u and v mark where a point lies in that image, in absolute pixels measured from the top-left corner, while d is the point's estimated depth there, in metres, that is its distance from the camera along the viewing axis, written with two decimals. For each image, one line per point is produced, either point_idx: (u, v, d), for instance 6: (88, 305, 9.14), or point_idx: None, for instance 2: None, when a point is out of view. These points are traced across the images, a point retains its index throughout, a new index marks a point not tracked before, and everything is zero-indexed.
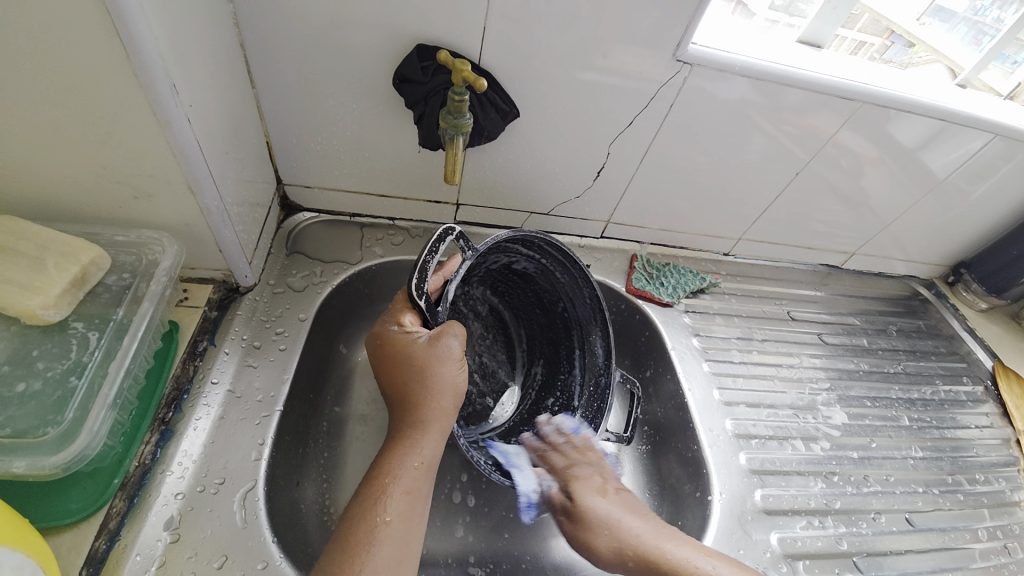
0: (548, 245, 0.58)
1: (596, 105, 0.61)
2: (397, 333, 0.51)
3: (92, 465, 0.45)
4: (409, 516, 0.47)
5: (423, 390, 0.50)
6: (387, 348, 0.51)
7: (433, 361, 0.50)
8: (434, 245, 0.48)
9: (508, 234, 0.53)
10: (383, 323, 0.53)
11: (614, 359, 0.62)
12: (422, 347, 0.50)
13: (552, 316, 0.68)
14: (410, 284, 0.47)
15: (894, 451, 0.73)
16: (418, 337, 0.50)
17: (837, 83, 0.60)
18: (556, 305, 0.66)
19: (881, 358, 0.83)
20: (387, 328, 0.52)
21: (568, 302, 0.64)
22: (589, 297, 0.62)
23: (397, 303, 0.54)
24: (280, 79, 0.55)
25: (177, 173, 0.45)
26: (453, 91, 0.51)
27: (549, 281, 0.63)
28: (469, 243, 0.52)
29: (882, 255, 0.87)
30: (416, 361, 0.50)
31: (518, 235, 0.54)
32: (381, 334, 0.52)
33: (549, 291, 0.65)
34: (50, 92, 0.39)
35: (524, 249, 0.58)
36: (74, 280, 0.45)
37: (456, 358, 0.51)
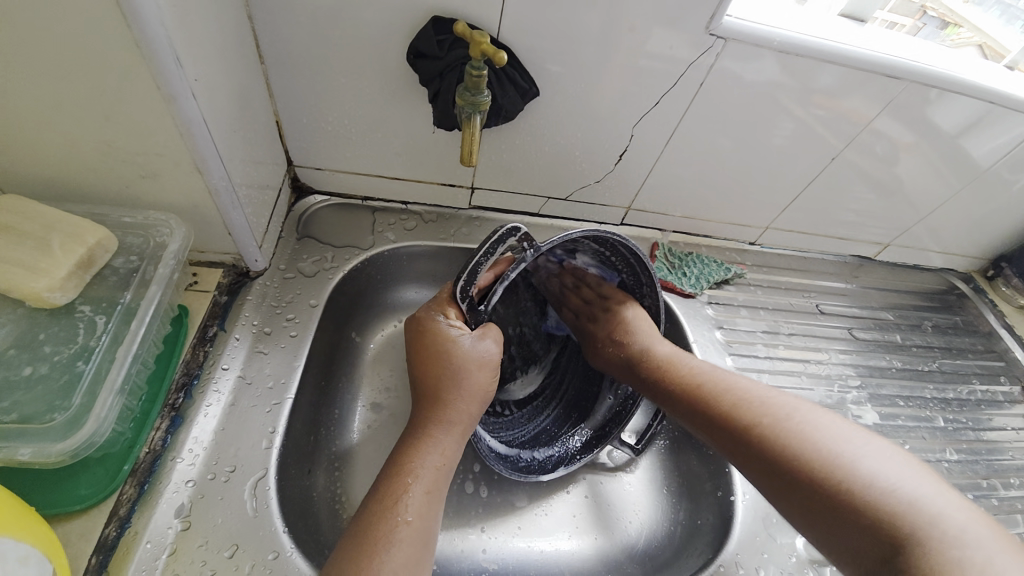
0: (622, 247, 0.55)
1: (620, 84, 0.57)
2: (441, 327, 0.50)
3: (102, 450, 0.45)
4: (428, 517, 0.45)
5: (455, 390, 0.50)
6: (425, 339, 0.51)
7: (471, 361, 0.51)
8: (490, 247, 0.44)
9: (582, 232, 0.49)
10: (427, 312, 0.52)
11: None
12: (464, 347, 0.51)
13: (603, 309, 0.67)
14: (456, 284, 0.47)
15: (927, 454, 0.70)
16: (460, 337, 0.50)
17: (880, 60, 0.56)
18: (610, 300, 0.66)
19: (914, 355, 0.79)
20: (429, 318, 0.51)
21: (625, 296, 0.65)
22: (651, 297, 0.63)
23: (443, 293, 0.52)
24: (290, 55, 0.53)
25: (184, 151, 0.44)
26: (471, 65, 0.49)
27: (612, 274, 0.63)
28: (533, 244, 0.46)
29: (918, 247, 0.83)
30: (454, 359, 0.50)
31: (594, 234, 0.51)
32: (422, 322, 0.51)
33: (608, 282, 0.64)
34: (51, 65, 0.37)
35: (596, 244, 0.56)
36: (80, 262, 0.44)
37: (490, 363, 0.52)
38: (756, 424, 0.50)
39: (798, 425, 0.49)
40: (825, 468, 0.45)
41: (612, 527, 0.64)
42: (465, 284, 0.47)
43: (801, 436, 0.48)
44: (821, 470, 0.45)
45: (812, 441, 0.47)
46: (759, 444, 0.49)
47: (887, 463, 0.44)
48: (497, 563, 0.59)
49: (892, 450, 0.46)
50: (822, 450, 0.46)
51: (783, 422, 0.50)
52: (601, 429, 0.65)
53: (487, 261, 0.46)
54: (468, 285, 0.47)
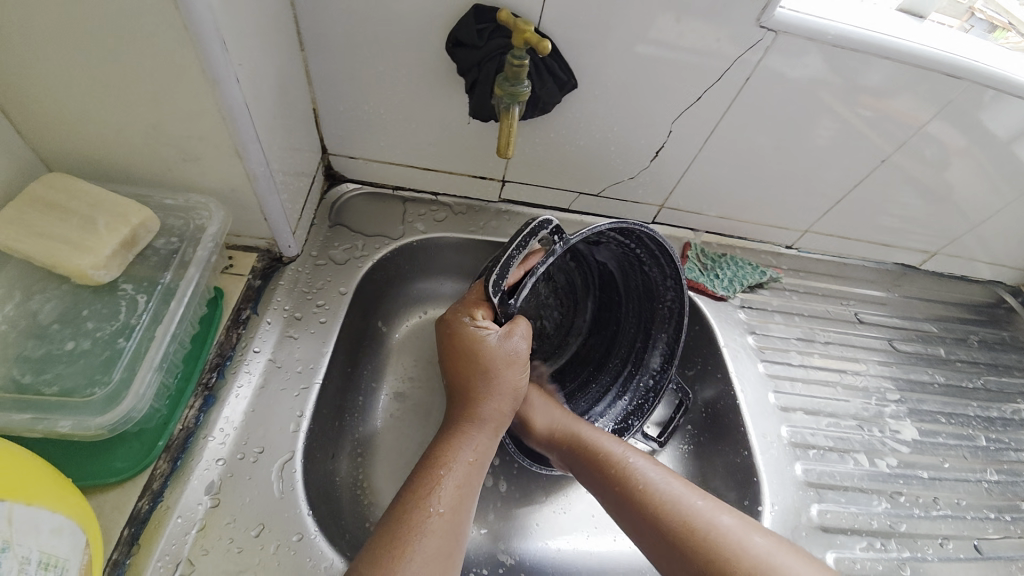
0: (647, 239, 0.52)
1: (661, 79, 0.56)
2: (469, 328, 0.49)
3: (139, 425, 0.46)
4: (460, 511, 0.44)
5: (486, 387, 0.50)
6: (455, 338, 0.50)
7: (501, 362, 0.50)
8: (524, 239, 0.45)
9: (608, 225, 0.47)
10: (456, 312, 0.50)
11: (674, 364, 0.60)
12: (493, 347, 0.49)
13: (628, 301, 0.64)
14: (490, 279, 0.45)
15: (967, 474, 0.67)
16: (490, 337, 0.49)
17: (939, 59, 0.53)
18: (635, 294, 0.63)
19: (957, 371, 0.75)
20: (459, 319, 0.50)
21: (651, 294, 0.61)
22: (675, 297, 0.58)
23: (472, 292, 0.51)
24: (330, 42, 0.53)
25: (225, 135, 0.44)
26: (512, 54, 0.48)
27: (637, 271, 0.60)
28: (564, 237, 0.46)
29: (967, 257, 0.79)
30: (484, 359, 0.49)
31: (620, 227, 0.49)
32: (450, 323, 0.50)
33: (634, 277, 0.61)
34: (102, 47, 0.38)
35: (619, 236, 0.53)
36: (124, 242, 0.45)
37: (521, 361, 0.51)
38: (684, 538, 0.46)
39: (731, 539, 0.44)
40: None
41: None
42: (498, 278, 0.46)
43: (736, 554, 0.44)
44: None
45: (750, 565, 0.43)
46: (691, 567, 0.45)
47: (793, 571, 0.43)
48: (515, 558, 0.59)
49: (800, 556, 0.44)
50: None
51: (714, 537, 0.45)
52: (621, 424, 0.63)
53: (520, 255, 0.45)
54: (501, 280, 0.46)
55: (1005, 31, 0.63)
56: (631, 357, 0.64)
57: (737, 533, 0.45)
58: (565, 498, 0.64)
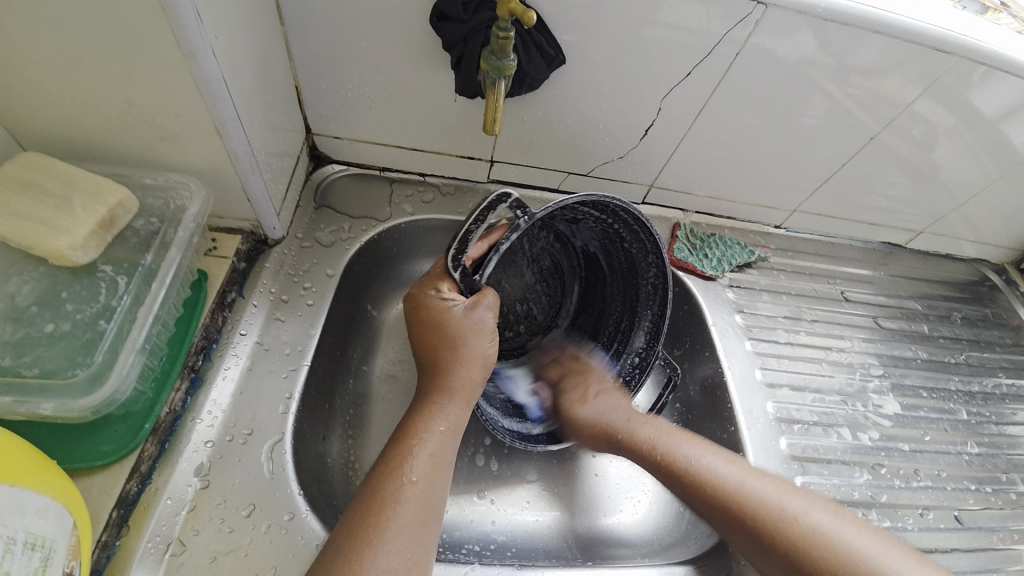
0: (623, 211, 0.52)
1: (650, 56, 0.55)
2: (433, 301, 0.51)
3: (124, 408, 0.45)
4: (434, 480, 0.45)
5: (455, 358, 0.50)
6: (421, 311, 0.51)
7: (466, 330, 0.50)
8: (481, 214, 0.45)
9: (575, 198, 0.47)
10: (422, 287, 0.52)
11: (660, 342, 0.61)
12: (457, 317, 0.50)
13: (613, 278, 0.64)
14: (447, 254, 0.46)
15: (948, 446, 0.69)
16: (455, 307, 0.50)
17: (929, 34, 0.53)
18: (619, 272, 0.62)
19: (940, 347, 0.77)
20: (423, 293, 0.52)
21: (634, 271, 0.60)
22: (658, 273, 0.58)
23: (437, 268, 0.53)
24: (310, 16, 0.52)
25: (203, 112, 0.43)
26: (497, 27, 0.47)
27: (619, 248, 0.59)
28: (527, 210, 0.45)
29: (952, 236, 0.79)
30: (449, 329, 0.50)
31: (590, 200, 0.49)
32: (416, 298, 0.52)
33: (617, 255, 0.61)
34: (69, 17, 0.36)
35: (594, 210, 0.54)
36: (102, 221, 0.44)
37: (487, 331, 0.52)
38: (755, 521, 0.49)
39: (787, 513, 0.48)
40: (829, 563, 0.45)
41: (621, 506, 0.64)
42: (455, 253, 0.46)
43: (794, 526, 0.48)
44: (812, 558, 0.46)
45: (807, 535, 0.47)
46: (753, 537, 0.49)
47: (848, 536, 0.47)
48: (506, 535, 0.59)
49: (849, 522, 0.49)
50: (821, 544, 0.46)
51: (772, 514, 0.48)
52: None
53: (479, 230, 0.46)
54: (461, 255, 0.47)
55: (997, 13, 0.62)
56: (618, 333, 0.65)
57: (792, 508, 0.49)
58: (555, 476, 0.65)
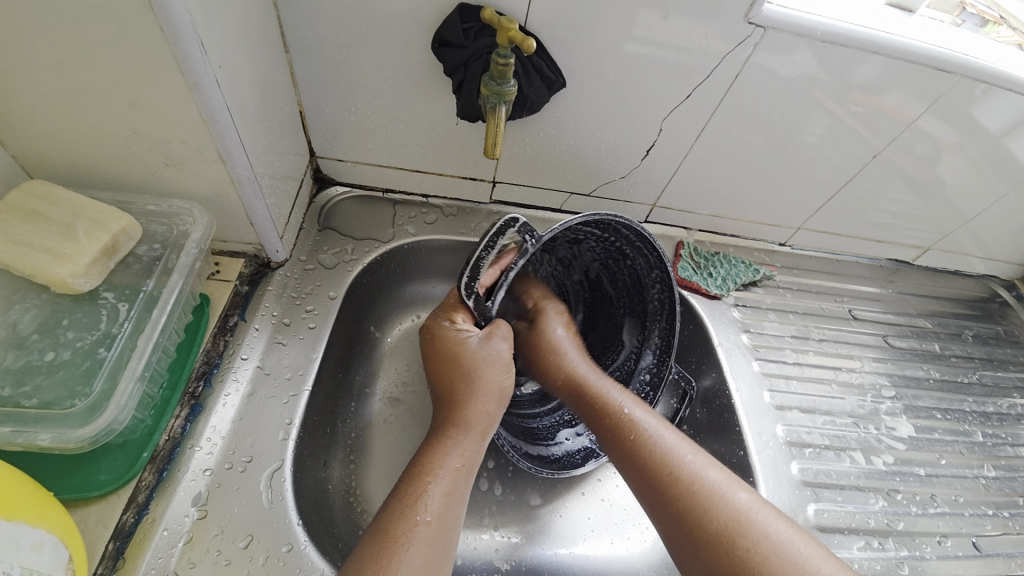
0: (625, 228, 0.52)
1: (650, 79, 0.55)
2: (448, 331, 0.51)
3: (122, 437, 0.45)
4: (448, 519, 0.43)
5: (469, 391, 0.50)
6: (436, 343, 0.52)
7: (482, 361, 0.51)
8: (491, 239, 0.45)
9: (578, 218, 0.47)
10: (435, 317, 0.53)
11: (673, 355, 0.59)
12: (473, 348, 0.51)
13: (623, 294, 0.63)
14: (461, 283, 0.46)
15: (964, 470, 0.67)
16: (469, 338, 0.51)
17: (928, 54, 0.53)
18: (625, 288, 0.62)
19: (953, 366, 0.75)
20: (438, 323, 0.52)
21: (640, 286, 0.60)
22: (663, 289, 0.57)
23: (450, 298, 0.54)
24: (314, 44, 0.52)
25: (207, 140, 0.43)
26: (498, 53, 0.47)
27: (623, 263, 0.59)
28: (533, 232, 0.45)
29: (960, 252, 0.78)
30: (464, 360, 0.50)
31: (593, 219, 0.48)
32: (431, 328, 0.52)
33: (625, 274, 0.60)
34: (79, 50, 0.37)
35: (596, 229, 0.54)
36: (105, 249, 0.44)
37: (503, 362, 0.52)
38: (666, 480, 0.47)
39: (715, 492, 0.45)
40: (742, 547, 0.42)
41: (628, 532, 0.62)
42: (469, 280, 0.46)
43: (718, 505, 0.45)
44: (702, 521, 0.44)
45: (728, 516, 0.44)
46: (656, 494, 0.47)
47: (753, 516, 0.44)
48: (510, 563, 0.58)
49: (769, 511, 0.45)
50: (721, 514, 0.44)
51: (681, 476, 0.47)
52: None
53: (490, 255, 0.46)
54: (473, 282, 0.47)
55: (996, 26, 0.62)
56: (630, 347, 0.64)
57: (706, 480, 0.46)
58: (561, 501, 0.63)
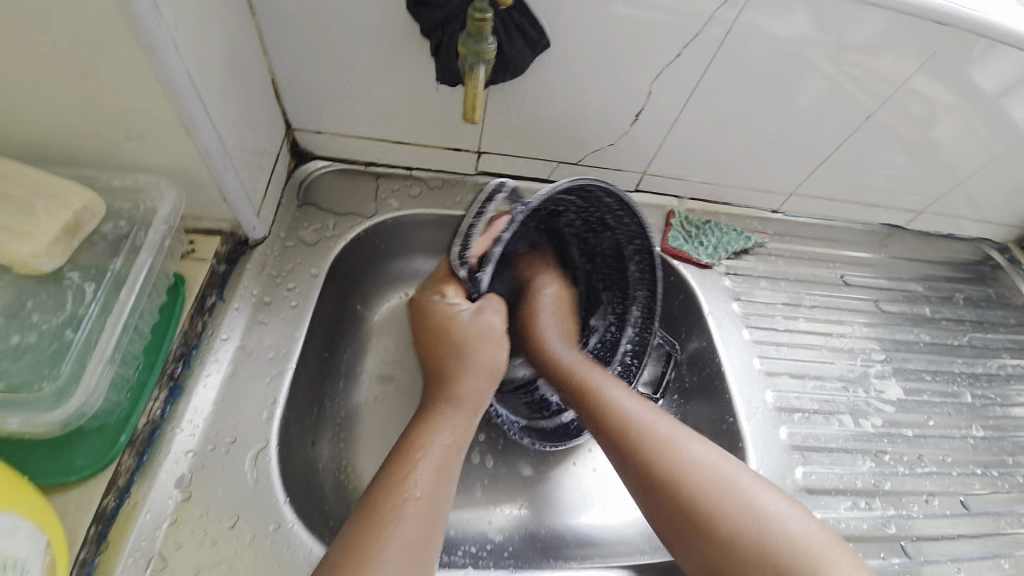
0: (608, 195, 0.51)
1: (635, 40, 0.53)
2: (439, 305, 0.50)
3: (99, 420, 0.44)
4: (440, 492, 0.43)
5: (461, 367, 0.49)
6: (427, 318, 0.51)
7: (473, 336, 0.50)
8: (481, 205, 0.44)
9: (569, 182, 0.46)
10: (425, 291, 0.52)
11: (658, 320, 0.59)
12: (464, 323, 0.50)
13: (604, 264, 0.62)
14: (450, 252, 0.45)
15: (952, 430, 0.67)
16: (460, 312, 0.50)
17: (925, 6, 0.50)
18: (606, 258, 0.61)
19: (943, 329, 0.75)
20: (428, 297, 0.51)
21: (622, 257, 0.59)
22: (646, 258, 0.57)
23: (439, 270, 0.52)
24: (281, 6, 0.49)
25: (168, 110, 0.41)
26: (473, 9, 0.45)
27: (604, 233, 0.58)
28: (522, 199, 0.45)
29: (954, 215, 0.77)
30: (456, 336, 0.50)
31: (578, 183, 0.47)
32: (421, 302, 0.52)
33: (606, 244, 0.60)
34: (17, 11, 0.34)
35: (578, 198, 0.53)
36: (67, 227, 0.42)
37: (496, 336, 0.51)
38: (624, 435, 0.50)
39: (666, 447, 0.49)
40: (694, 499, 0.46)
41: (618, 501, 0.62)
42: (460, 250, 0.45)
43: (655, 452, 0.48)
44: (659, 470, 0.48)
45: (706, 492, 0.46)
46: (615, 449, 0.50)
47: (707, 463, 0.48)
48: (502, 535, 0.59)
49: (723, 458, 0.48)
50: (673, 463, 0.48)
51: (636, 433, 0.50)
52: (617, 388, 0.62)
53: (480, 223, 0.44)
54: (465, 251, 0.45)
55: None
56: (613, 318, 0.63)
57: (657, 435, 0.49)
58: (553, 472, 0.63)
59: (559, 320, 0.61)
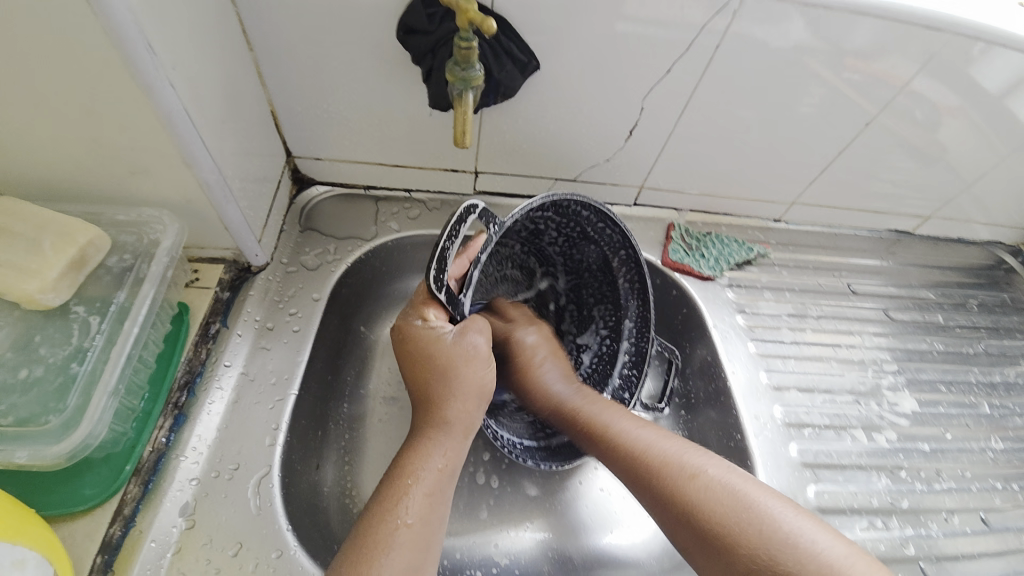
0: (590, 211, 0.53)
1: (627, 58, 0.53)
2: (420, 330, 0.50)
3: (105, 450, 0.45)
4: (431, 519, 0.43)
5: (447, 391, 0.48)
6: (410, 343, 0.50)
7: (458, 359, 0.49)
8: (453, 228, 0.44)
9: (543, 198, 0.47)
10: (406, 317, 0.51)
11: (653, 327, 0.61)
12: (448, 346, 0.49)
13: (592, 279, 0.62)
14: (428, 276, 0.43)
15: (971, 443, 0.65)
16: (443, 335, 0.49)
17: (917, 12, 0.50)
18: (593, 273, 0.62)
19: (958, 337, 0.73)
20: (409, 323, 0.51)
21: (609, 268, 0.60)
22: (633, 268, 0.58)
23: (419, 295, 0.52)
24: (279, 40, 0.51)
25: (168, 145, 0.42)
26: (459, 37, 0.46)
27: (589, 247, 0.59)
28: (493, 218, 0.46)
29: (963, 219, 0.75)
30: (440, 359, 0.49)
31: (556, 198, 0.48)
32: (403, 328, 0.51)
33: (593, 259, 0.60)
34: (26, 59, 0.36)
35: (558, 215, 0.53)
36: (73, 262, 0.43)
37: (482, 356, 0.50)
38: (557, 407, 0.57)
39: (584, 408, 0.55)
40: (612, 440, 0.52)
41: (626, 521, 0.61)
42: (438, 274, 0.44)
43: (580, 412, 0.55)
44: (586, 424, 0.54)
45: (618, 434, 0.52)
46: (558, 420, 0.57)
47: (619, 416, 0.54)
48: (509, 558, 0.58)
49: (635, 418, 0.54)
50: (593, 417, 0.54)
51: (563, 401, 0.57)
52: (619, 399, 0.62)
53: (453, 245, 0.44)
54: (443, 274, 0.45)
55: None
56: (606, 331, 0.63)
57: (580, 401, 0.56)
58: (560, 493, 0.62)
59: (551, 357, 0.60)
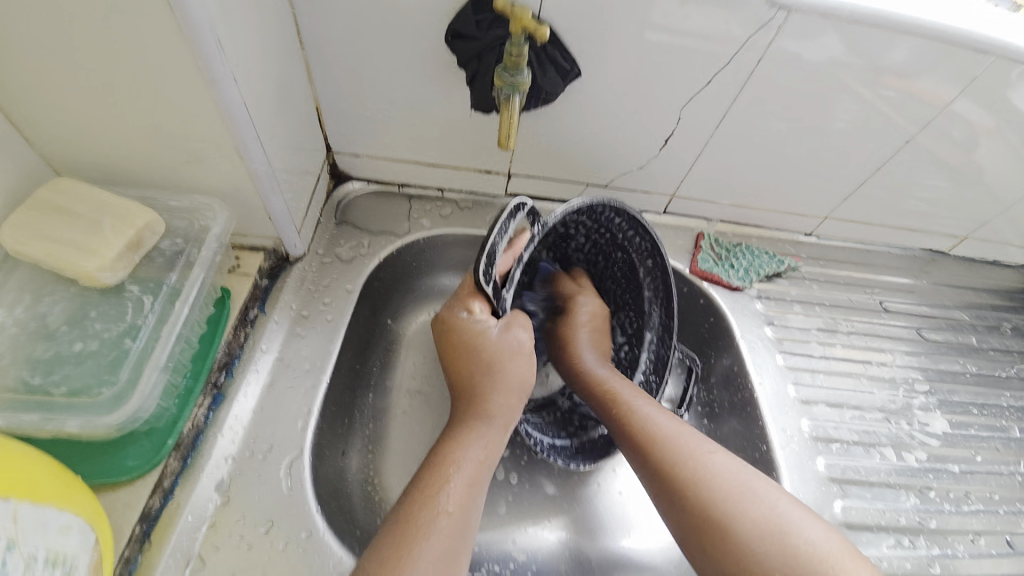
0: (620, 213, 0.53)
1: (667, 67, 0.54)
2: (467, 322, 0.50)
3: (148, 424, 0.46)
4: (469, 509, 0.43)
5: (491, 383, 0.50)
6: (454, 334, 0.51)
7: (503, 352, 0.50)
8: (504, 223, 0.45)
9: (583, 201, 0.48)
10: (452, 307, 0.52)
11: (676, 335, 0.59)
12: (493, 339, 0.50)
13: (616, 285, 0.64)
14: (478, 269, 0.45)
15: (1000, 466, 0.63)
16: (489, 329, 0.50)
17: (963, 32, 0.50)
18: (618, 280, 0.63)
19: (992, 360, 0.72)
20: (455, 314, 0.51)
21: (635, 275, 0.61)
22: (659, 277, 0.58)
23: (464, 287, 0.52)
24: (328, 39, 0.52)
25: (225, 137, 0.44)
26: (510, 44, 0.47)
27: (616, 252, 0.60)
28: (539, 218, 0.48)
29: (1000, 241, 0.74)
30: (487, 352, 0.50)
31: (596, 202, 0.49)
32: (448, 319, 0.51)
33: (619, 266, 0.61)
34: (102, 48, 0.38)
35: (588, 219, 0.55)
36: (130, 243, 0.45)
37: (525, 351, 0.51)
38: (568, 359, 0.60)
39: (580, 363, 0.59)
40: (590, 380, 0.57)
41: (647, 528, 0.61)
42: (488, 267, 0.46)
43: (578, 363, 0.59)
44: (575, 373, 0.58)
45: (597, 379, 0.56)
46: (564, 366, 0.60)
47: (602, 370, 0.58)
48: (526, 554, 0.58)
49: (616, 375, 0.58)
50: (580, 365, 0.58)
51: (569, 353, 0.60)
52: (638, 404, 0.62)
53: (503, 241, 0.45)
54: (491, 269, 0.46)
55: None
56: (625, 338, 0.64)
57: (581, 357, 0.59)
58: (579, 494, 0.62)
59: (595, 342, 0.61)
